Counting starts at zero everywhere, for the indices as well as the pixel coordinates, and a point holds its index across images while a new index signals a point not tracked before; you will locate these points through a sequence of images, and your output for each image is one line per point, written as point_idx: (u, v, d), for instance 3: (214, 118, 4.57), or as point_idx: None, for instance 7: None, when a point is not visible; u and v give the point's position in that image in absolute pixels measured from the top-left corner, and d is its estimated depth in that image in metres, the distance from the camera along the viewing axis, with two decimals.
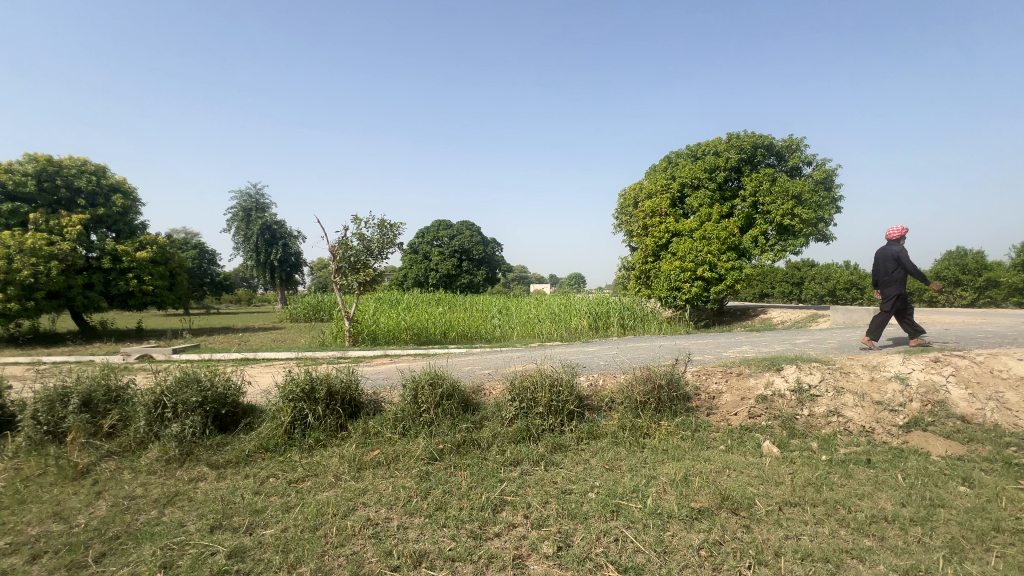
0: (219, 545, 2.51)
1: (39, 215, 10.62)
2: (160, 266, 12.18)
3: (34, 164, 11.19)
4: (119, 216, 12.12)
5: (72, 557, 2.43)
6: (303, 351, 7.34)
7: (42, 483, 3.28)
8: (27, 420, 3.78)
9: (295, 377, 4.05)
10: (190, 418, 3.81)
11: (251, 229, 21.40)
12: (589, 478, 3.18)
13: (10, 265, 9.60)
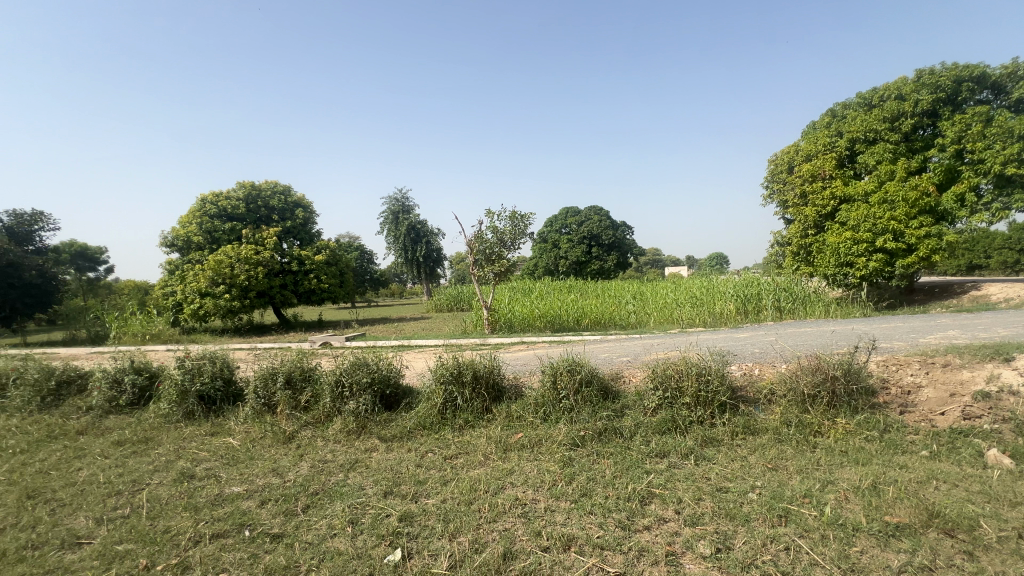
0: (392, 509, 2.85)
1: (248, 230, 13.28)
2: (332, 266, 14.36)
3: (244, 189, 14.02)
4: (301, 226, 14.54)
5: (287, 506, 2.99)
6: (449, 338, 7.99)
7: (263, 444, 4.11)
8: (250, 394, 4.75)
9: (444, 361, 4.40)
10: (363, 396, 4.40)
11: (399, 230, 23.89)
12: (749, 477, 2.88)
13: (233, 271, 12.20)
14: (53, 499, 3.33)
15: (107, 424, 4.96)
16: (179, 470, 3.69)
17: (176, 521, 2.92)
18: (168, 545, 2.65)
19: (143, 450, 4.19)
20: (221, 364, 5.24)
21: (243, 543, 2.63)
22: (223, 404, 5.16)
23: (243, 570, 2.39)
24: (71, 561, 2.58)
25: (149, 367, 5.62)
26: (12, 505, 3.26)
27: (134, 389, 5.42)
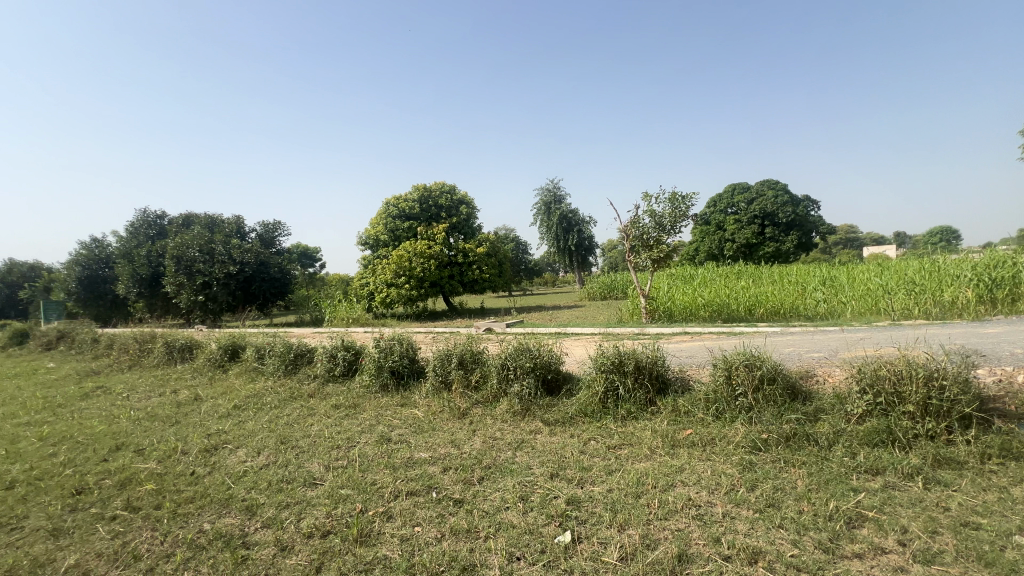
0: (559, 491, 2.93)
1: (422, 228, 14.98)
2: (492, 258, 15.37)
3: (418, 192, 15.90)
4: (465, 222, 15.87)
5: (465, 475, 3.31)
6: (606, 326, 7.90)
7: (443, 417, 4.62)
8: (430, 371, 5.36)
9: (605, 350, 4.36)
10: (526, 380, 4.62)
11: (552, 220, 24.44)
12: (1012, 516, 2.22)
13: (411, 264, 13.92)
14: (296, 446, 4.25)
15: (327, 391, 6.13)
16: (379, 433, 4.37)
17: (380, 476, 3.46)
18: (376, 496, 3.16)
19: (353, 414, 5.07)
20: (407, 345, 6.04)
21: (432, 503, 2.98)
22: (409, 379, 5.95)
23: (433, 527, 2.72)
24: (311, 497, 3.25)
25: (354, 345, 6.77)
26: (272, 448, 4.25)
27: (344, 363, 6.60)
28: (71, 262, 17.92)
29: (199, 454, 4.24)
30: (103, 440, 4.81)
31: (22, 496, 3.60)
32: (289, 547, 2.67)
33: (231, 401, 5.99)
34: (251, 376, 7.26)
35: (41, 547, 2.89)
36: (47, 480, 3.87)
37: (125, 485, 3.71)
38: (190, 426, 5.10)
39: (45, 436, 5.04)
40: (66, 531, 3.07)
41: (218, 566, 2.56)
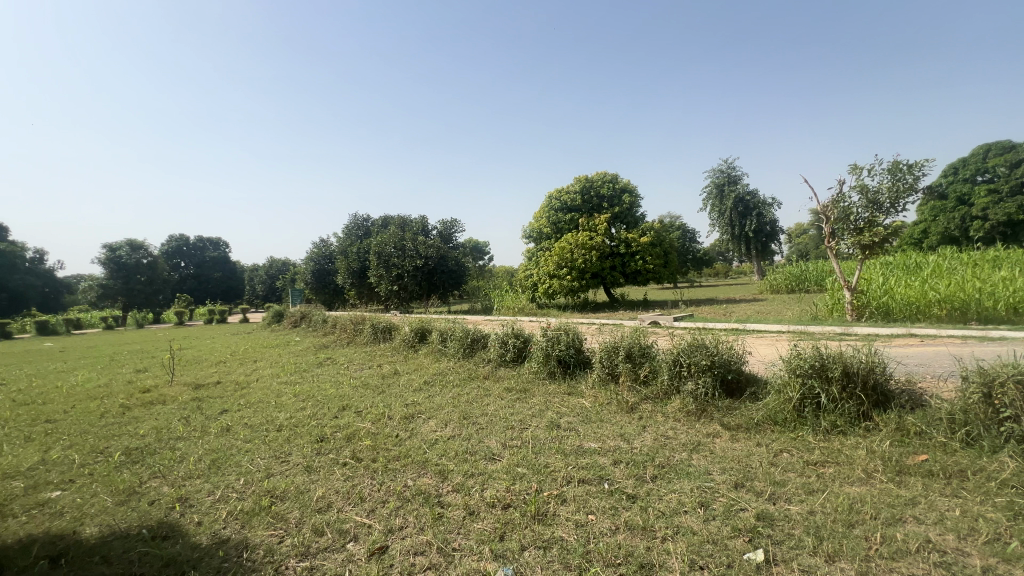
0: (746, 504, 2.66)
1: (584, 219, 15.04)
2: (657, 247, 14.63)
3: (580, 183, 16.04)
4: (628, 211, 15.43)
5: (638, 471, 3.23)
6: (797, 324, 6.88)
7: (611, 410, 4.60)
8: (597, 363, 5.38)
9: (801, 351, 3.80)
10: (702, 378, 4.31)
11: (725, 204, 22.18)
12: None
13: (573, 256, 14.09)
14: (476, 423, 4.70)
15: (500, 374, 6.65)
16: (549, 419, 4.57)
17: (552, 460, 3.62)
18: (549, 478, 3.31)
19: (524, 398, 5.40)
20: (573, 336, 6.17)
21: (604, 494, 3.00)
22: (576, 368, 6.07)
23: (607, 518, 2.72)
24: (491, 470, 3.56)
25: (523, 333, 7.19)
26: (456, 421, 4.78)
27: (514, 349, 7.05)
28: (308, 259, 22.97)
29: (401, 420, 5.00)
30: (334, 401, 6.02)
31: (286, 438, 4.74)
32: (476, 513, 2.97)
33: (422, 376, 6.92)
34: (437, 356, 8.28)
35: (300, 478, 3.76)
36: (301, 428, 5.01)
37: (351, 438, 4.59)
38: (393, 395, 6.05)
39: (298, 393, 6.53)
40: (315, 468, 3.94)
41: (421, 517, 2.98)
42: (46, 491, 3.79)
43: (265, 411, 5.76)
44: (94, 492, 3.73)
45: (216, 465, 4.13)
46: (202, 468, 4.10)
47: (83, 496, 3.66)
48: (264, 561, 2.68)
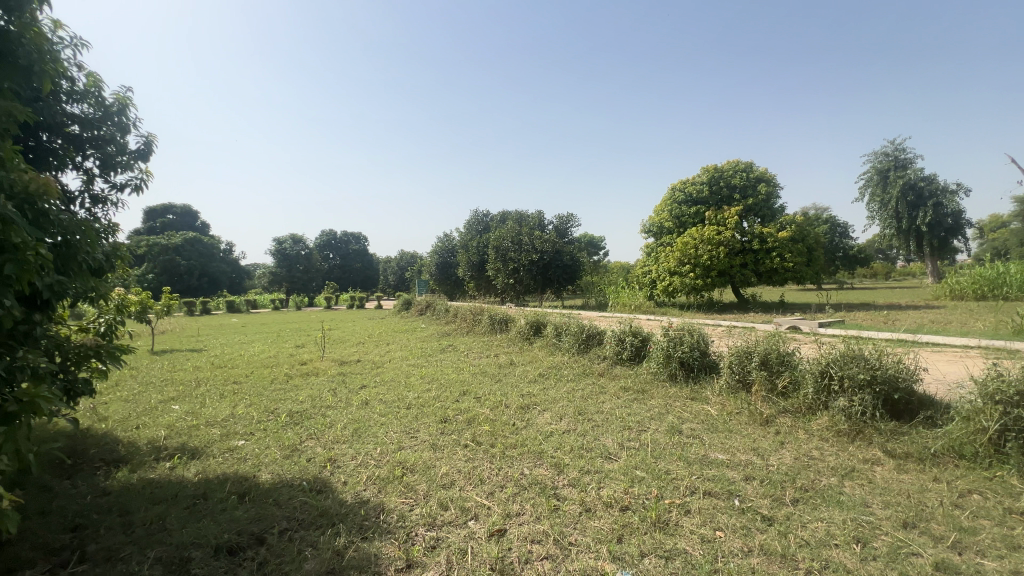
0: (919, 549, 2.25)
1: (711, 212, 13.95)
2: (798, 243, 13.03)
3: (708, 173, 14.95)
4: (764, 202, 13.96)
5: (774, 491, 2.91)
6: (992, 338, 5.60)
7: (741, 421, 4.22)
8: (726, 368, 4.96)
9: (1003, 372, 3.10)
10: (860, 395, 3.72)
11: (891, 192, 18.78)
12: None
13: (697, 252, 13.15)
14: (592, 419, 4.65)
15: (615, 372, 6.49)
16: (670, 423, 4.34)
17: (673, 467, 3.44)
18: (671, 486, 3.14)
19: (642, 399, 5.20)
20: (698, 337, 5.77)
21: (734, 511, 2.76)
22: (700, 372, 5.69)
23: (738, 537, 2.50)
24: (608, 469, 3.50)
25: (642, 332, 6.94)
26: (571, 416, 4.78)
27: (632, 348, 6.83)
28: (433, 252, 24.84)
29: (518, 410, 5.16)
30: (456, 386, 6.43)
31: (415, 416, 5.18)
32: (592, 510, 2.95)
33: (536, 369, 7.06)
34: (551, 350, 8.36)
35: (427, 454, 4.08)
36: (427, 408, 5.44)
37: (471, 422, 4.85)
38: (509, 385, 6.27)
39: (424, 376, 7.11)
40: (439, 446, 4.24)
41: (537, 507, 3.04)
42: (234, 439, 4.65)
43: (397, 389, 6.37)
44: (268, 445, 4.46)
45: (358, 434, 4.67)
46: (347, 434, 4.67)
47: (260, 448, 4.40)
48: (397, 525, 2.96)
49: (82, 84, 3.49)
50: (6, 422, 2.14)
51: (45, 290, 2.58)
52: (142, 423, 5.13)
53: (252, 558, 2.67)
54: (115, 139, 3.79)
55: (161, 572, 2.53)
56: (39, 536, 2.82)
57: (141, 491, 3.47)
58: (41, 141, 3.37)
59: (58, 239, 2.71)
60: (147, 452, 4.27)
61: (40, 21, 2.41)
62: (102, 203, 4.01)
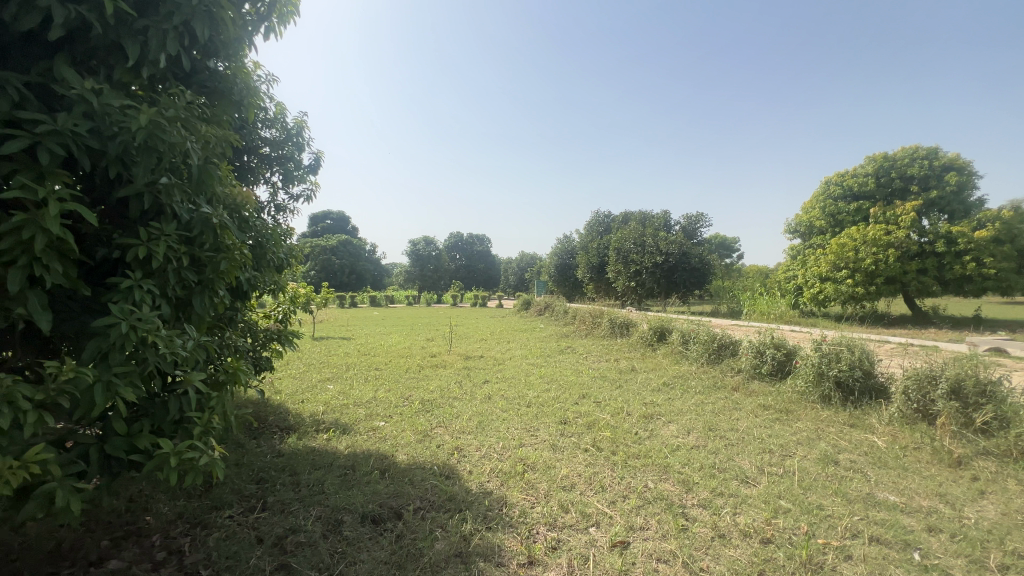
0: None
1: (878, 209, 11.97)
2: (1006, 245, 10.42)
3: (874, 163, 13.12)
4: (953, 195, 11.58)
5: (972, 552, 2.43)
6: None
7: (921, 458, 3.57)
8: (900, 394, 4.23)
9: None
10: None
11: None
12: None
13: (858, 255, 11.34)
14: (725, 437, 4.27)
15: (753, 387, 5.88)
16: (822, 452, 3.82)
17: (828, 503, 3.01)
18: (825, 524, 2.77)
19: (786, 420, 4.64)
20: (861, 354, 5.00)
21: (913, 567, 2.35)
22: (862, 396, 4.91)
23: None
24: (745, 494, 3.18)
25: (786, 344, 6.22)
26: (701, 431, 4.45)
27: (774, 362, 6.14)
28: (553, 254, 25.12)
29: (640, 418, 4.95)
30: (575, 388, 6.40)
31: (535, 414, 5.28)
32: (727, 538, 2.71)
33: (661, 377, 6.71)
34: (677, 358, 7.89)
35: (547, 453, 4.12)
36: (547, 408, 5.51)
37: (592, 426, 4.79)
38: (631, 392, 6.06)
39: (543, 375, 7.22)
40: (559, 447, 4.26)
41: (664, 524, 2.88)
42: (376, 420, 5.20)
43: (518, 387, 6.55)
44: (404, 428, 4.91)
45: (482, 426, 4.91)
46: (473, 426, 4.93)
47: (397, 430, 4.86)
48: (519, 520, 3.04)
49: (271, 111, 4.19)
50: (218, 389, 2.67)
51: (244, 284, 3.16)
52: (306, 398, 6.00)
53: (392, 529, 2.96)
54: (291, 156, 4.49)
55: (321, 529, 2.93)
56: (235, 483, 3.46)
57: (306, 456, 4.06)
58: (245, 162, 4.08)
59: (254, 242, 3.30)
60: (309, 423, 4.98)
61: (248, 64, 2.94)
62: (282, 211, 4.79)
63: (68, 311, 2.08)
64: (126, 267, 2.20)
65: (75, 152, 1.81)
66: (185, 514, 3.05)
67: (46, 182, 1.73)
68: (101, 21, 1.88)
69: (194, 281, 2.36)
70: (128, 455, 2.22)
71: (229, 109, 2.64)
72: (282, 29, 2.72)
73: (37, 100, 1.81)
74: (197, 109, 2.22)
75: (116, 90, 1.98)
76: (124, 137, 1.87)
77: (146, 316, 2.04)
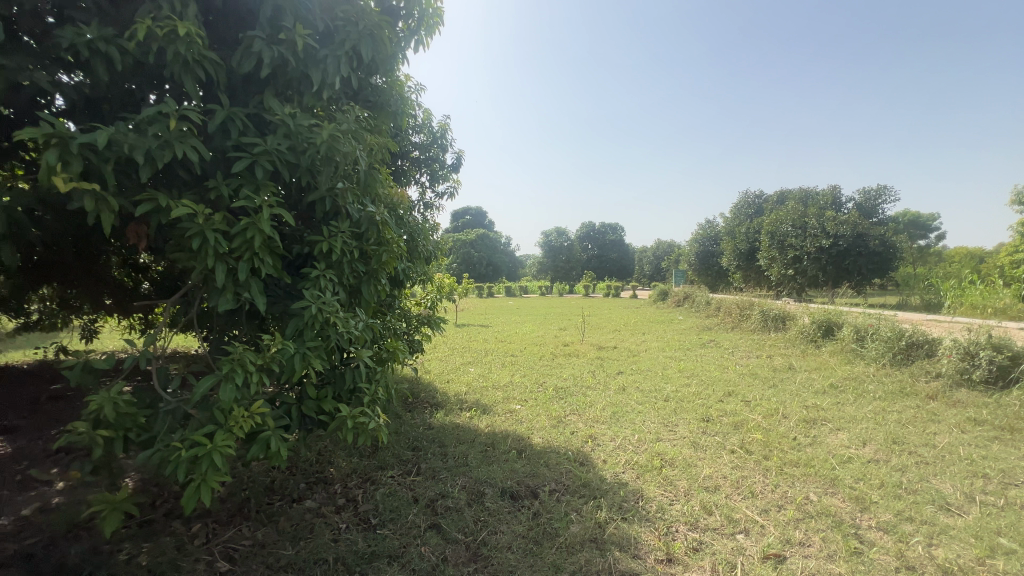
0: None
1: None
2: None
3: None
4: None
5: None
6: None
7: None
8: None
9: None
10: None
11: None
12: None
13: None
14: (917, 453, 3.55)
15: (959, 397, 4.76)
16: None
17: None
18: None
19: (1009, 440, 3.68)
20: None
21: None
22: None
23: None
24: (946, 524, 2.61)
25: (1011, 346, 4.93)
26: (882, 442, 3.77)
27: (992, 367, 4.89)
28: (693, 240, 23.32)
29: (800, 423, 4.38)
30: (719, 384, 5.91)
31: (673, 409, 5.02)
32: (917, 571, 2.27)
33: (827, 378, 5.83)
34: (849, 356, 6.78)
35: (688, 451, 3.90)
36: (687, 403, 5.19)
37: (739, 427, 4.38)
38: (788, 392, 5.37)
39: (682, 369, 6.80)
40: (701, 446, 3.99)
41: (831, 544, 2.52)
42: (513, 403, 5.48)
43: (655, 380, 6.29)
44: (539, 413, 5.08)
45: (616, 417, 4.83)
46: (606, 416, 4.88)
47: (532, 414, 5.05)
48: (657, 515, 2.94)
49: (420, 118, 4.64)
50: (382, 364, 3.09)
51: (400, 274, 3.57)
52: (451, 379, 6.58)
53: (529, 507, 3.10)
54: (437, 158, 4.95)
55: (465, 498, 3.21)
56: (395, 448, 3.96)
57: (452, 431, 4.47)
58: (399, 166, 4.58)
59: (408, 237, 3.70)
60: (454, 402, 5.46)
61: (399, 77, 3.28)
62: (430, 207, 5.29)
63: (276, 295, 2.60)
64: (313, 260, 2.65)
65: (278, 166, 2.23)
66: (358, 469, 3.60)
67: (261, 193, 2.17)
68: (295, 57, 2.27)
69: (363, 271, 2.76)
70: (318, 415, 2.69)
71: (385, 120, 2.99)
72: (428, 41, 2.99)
73: (253, 127, 2.26)
74: (364, 122, 2.57)
75: (305, 112, 2.38)
76: (312, 150, 2.24)
77: (329, 300, 2.45)
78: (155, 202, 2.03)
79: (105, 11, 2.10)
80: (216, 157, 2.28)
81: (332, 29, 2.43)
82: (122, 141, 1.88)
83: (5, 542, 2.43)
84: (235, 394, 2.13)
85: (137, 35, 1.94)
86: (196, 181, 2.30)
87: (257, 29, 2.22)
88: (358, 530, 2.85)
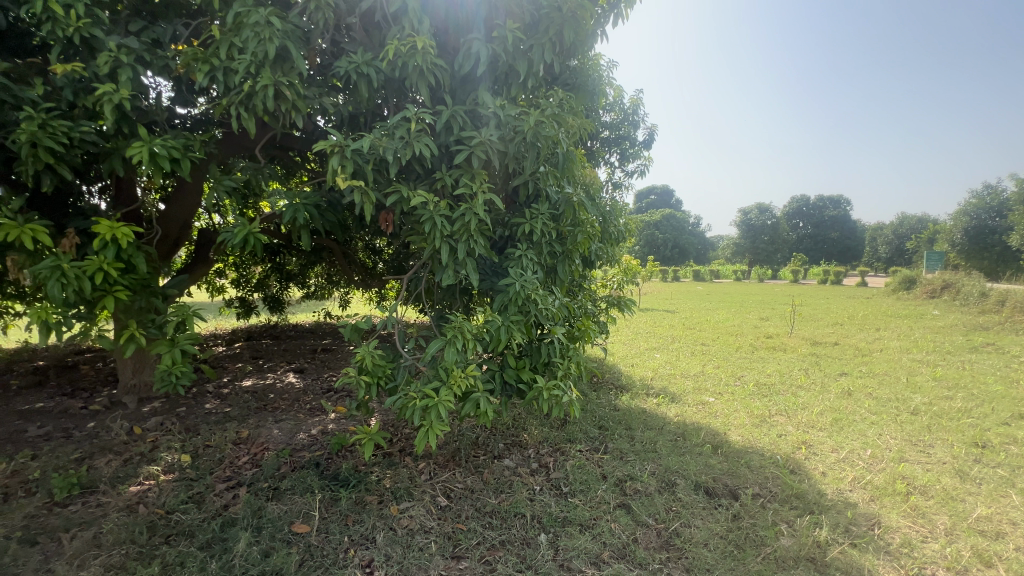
0: None
1: None
2: None
3: None
4: None
5: None
6: None
7: None
8: None
9: None
10: None
11: None
12: None
13: None
14: None
15: None
16: None
17: None
18: None
19: None
20: None
21: None
22: None
23: None
24: None
25: None
26: None
27: None
28: (960, 212, 17.84)
29: None
30: (1002, 402, 4.46)
31: (925, 425, 3.98)
32: None
33: None
34: None
35: (951, 481, 3.06)
36: (948, 421, 4.06)
37: None
38: None
39: (939, 377, 5.32)
40: (972, 477, 3.10)
41: None
42: (705, 395, 5.09)
43: (896, 387, 5.08)
44: (737, 409, 4.60)
45: (839, 425, 4.07)
46: (825, 422, 4.15)
47: (729, 409, 4.62)
48: (902, 550, 2.41)
49: (611, 97, 4.56)
50: (574, 342, 3.20)
51: (592, 255, 3.62)
52: (637, 363, 6.44)
53: (728, 507, 2.86)
54: (627, 135, 4.87)
55: (656, 484, 3.13)
56: (583, 424, 4.09)
57: (638, 416, 4.39)
58: (589, 147, 4.59)
59: (600, 218, 3.71)
60: (641, 386, 5.34)
61: (595, 55, 3.27)
62: (619, 188, 5.19)
63: (485, 273, 2.90)
64: (516, 241, 2.86)
65: (491, 156, 2.46)
66: (549, 438, 3.83)
67: (476, 181, 2.43)
68: (505, 51, 2.44)
69: (559, 251, 2.89)
70: (518, 383, 2.94)
71: (581, 101, 3.03)
72: (627, 12, 2.90)
73: (470, 122, 2.53)
74: (564, 105, 2.64)
75: (512, 103, 2.57)
76: (519, 138, 2.41)
77: (530, 277, 2.62)
78: (399, 194, 2.45)
79: (365, 40, 2.59)
80: (442, 152, 2.63)
81: (538, 18, 2.54)
82: (378, 145, 2.31)
83: (305, 450, 3.34)
84: (456, 357, 2.47)
85: (388, 55, 2.34)
86: (427, 174, 2.69)
87: (476, 31, 2.45)
88: (550, 494, 3.04)
